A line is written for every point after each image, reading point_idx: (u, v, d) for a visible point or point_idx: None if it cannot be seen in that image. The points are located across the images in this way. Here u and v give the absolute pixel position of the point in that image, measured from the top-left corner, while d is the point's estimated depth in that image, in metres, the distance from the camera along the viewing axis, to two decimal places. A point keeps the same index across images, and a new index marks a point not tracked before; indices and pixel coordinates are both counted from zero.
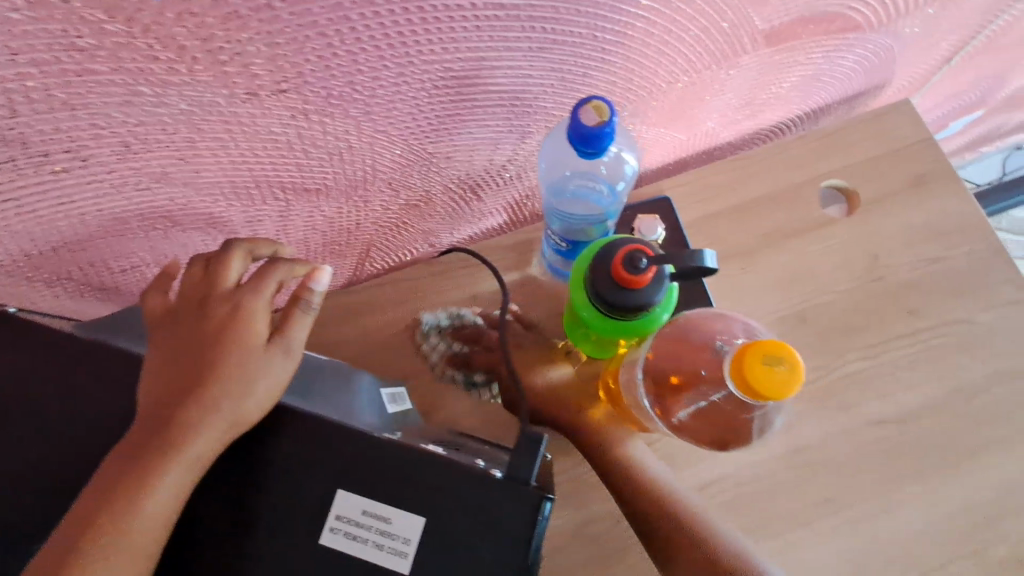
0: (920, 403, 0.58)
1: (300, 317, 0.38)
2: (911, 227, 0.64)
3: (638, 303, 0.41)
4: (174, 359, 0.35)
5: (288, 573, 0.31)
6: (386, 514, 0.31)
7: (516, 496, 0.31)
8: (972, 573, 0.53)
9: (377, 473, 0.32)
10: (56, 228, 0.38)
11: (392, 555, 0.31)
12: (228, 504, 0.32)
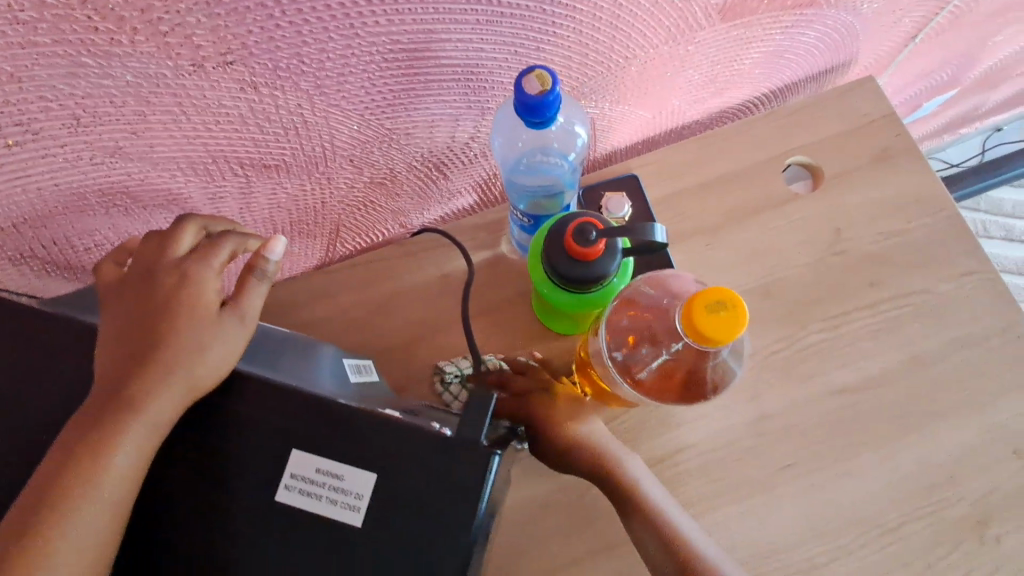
0: (878, 371, 0.59)
1: (254, 287, 0.39)
2: (873, 201, 0.65)
3: (588, 275, 0.42)
4: (130, 328, 0.36)
5: (243, 528, 0.32)
6: (339, 471, 0.32)
7: (464, 453, 0.32)
8: (927, 533, 0.55)
9: (329, 434, 0.33)
10: (16, 203, 0.39)
11: (345, 509, 0.32)
12: (184, 466, 0.34)
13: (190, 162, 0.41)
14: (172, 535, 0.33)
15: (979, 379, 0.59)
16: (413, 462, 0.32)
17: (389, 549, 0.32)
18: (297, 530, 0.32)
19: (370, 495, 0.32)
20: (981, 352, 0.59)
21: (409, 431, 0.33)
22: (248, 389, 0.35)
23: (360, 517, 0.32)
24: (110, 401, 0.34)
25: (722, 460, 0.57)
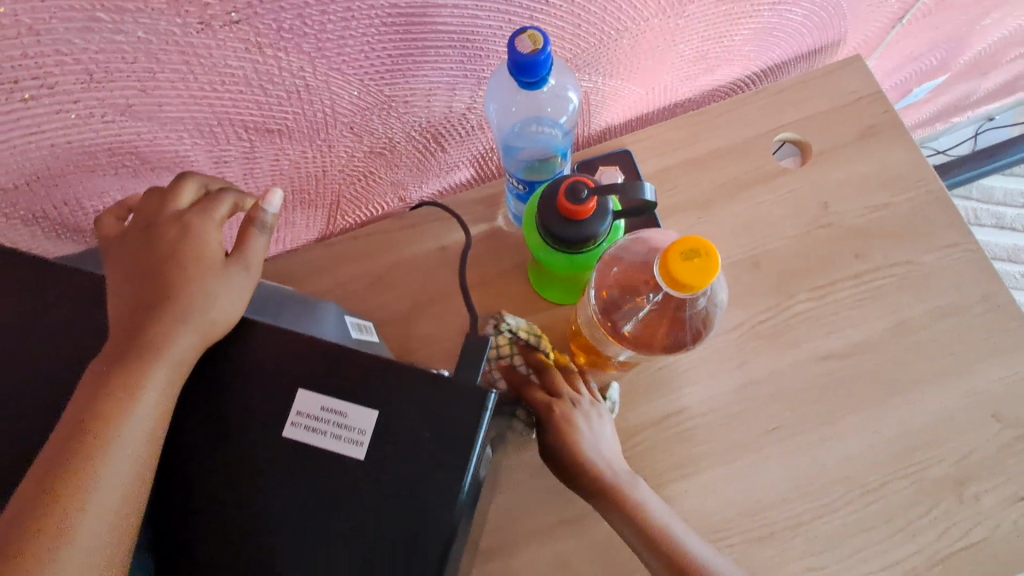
0: (863, 339, 0.61)
1: (255, 237, 0.41)
2: (859, 176, 0.66)
3: (581, 234, 0.43)
4: (137, 278, 0.38)
5: (255, 465, 0.34)
6: (342, 408, 0.34)
7: (463, 392, 0.34)
8: (908, 492, 0.57)
9: (333, 377, 0.35)
10: (30, 159, 0.40)
11: (349, 444, 0.34)
12: (197, 407, 0.35)
13: (196, 124, 0.43)
14: (185, 470, 0.35)
15: (960, 346, 0.61)
16: (412, 400, 0.34)
17: (391, 481, 0.33)
18: (303, 464, 0.34)
19: (372, 431, 0.34)
20: (962, 320, 0.61)
21: (408, 372, 0.35)
22: (256, 334, 0.37)
23: (362, 451, 0.34)
24: (122, 350, 0.35)
25: (710, 424, 0.59)
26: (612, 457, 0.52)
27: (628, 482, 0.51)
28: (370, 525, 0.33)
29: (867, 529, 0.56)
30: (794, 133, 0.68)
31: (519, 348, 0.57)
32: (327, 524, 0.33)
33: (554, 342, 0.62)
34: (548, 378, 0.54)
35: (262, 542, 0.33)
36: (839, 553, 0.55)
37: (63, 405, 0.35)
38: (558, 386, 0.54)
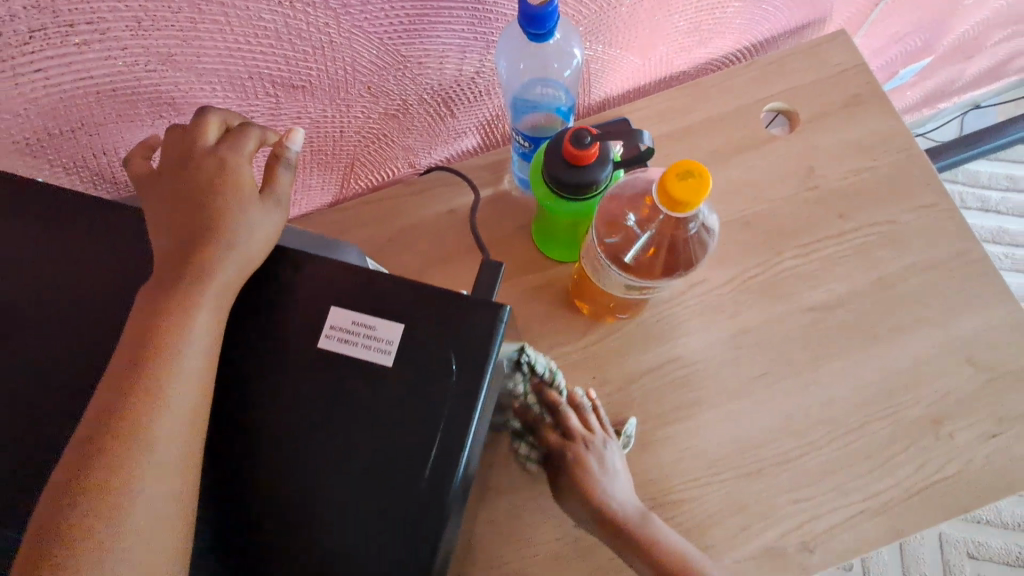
0: (846, 292, 0.65)
1: (284, 172, 0.44)
2: (844, 142, 0.70)
3: (580, 177, 0.46)
4: (176, 209, 0.41)
5: (290, 374, 0.38)
6: (371, 325, 0.37)
7: (479, 307, 0.38)
8: (887, 430, 0.61)
9: (362, 297, 0.39)
10: (77, 105, 0.43)
11: (380, 351, 0.36)
12: (239, 327, 0.39)
13: (229, 77, 0.46)
14: (230, 381, 0.38)
15: (936, 297, 0.65)
16: (432, 317, 0.38)
17: (413, 388, 0.37)
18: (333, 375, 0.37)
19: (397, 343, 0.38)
20: (939, 274, 0.65)
21: (428, 292, 0.39)
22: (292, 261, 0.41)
23: (389, 361, 0.37)
24: (166, 292, 0.38)
25: (703, 370, 0.63)
26: (624, 497, 0.56)
27: (641, 523, 0.54)
28: (394, 428, 0.36)
29: (848, 465, 0.60)
30: (784, 100, 0.72)
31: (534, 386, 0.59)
32: (356, 427, 0.37)
33: (557, 298, 0.65)
34: (561, 417, 0.58)
35: (297, 447, 0.37)
36: (823, 487, 0.59)
37: (115, 327, 0.39)
38: (569, 430, 0.58)
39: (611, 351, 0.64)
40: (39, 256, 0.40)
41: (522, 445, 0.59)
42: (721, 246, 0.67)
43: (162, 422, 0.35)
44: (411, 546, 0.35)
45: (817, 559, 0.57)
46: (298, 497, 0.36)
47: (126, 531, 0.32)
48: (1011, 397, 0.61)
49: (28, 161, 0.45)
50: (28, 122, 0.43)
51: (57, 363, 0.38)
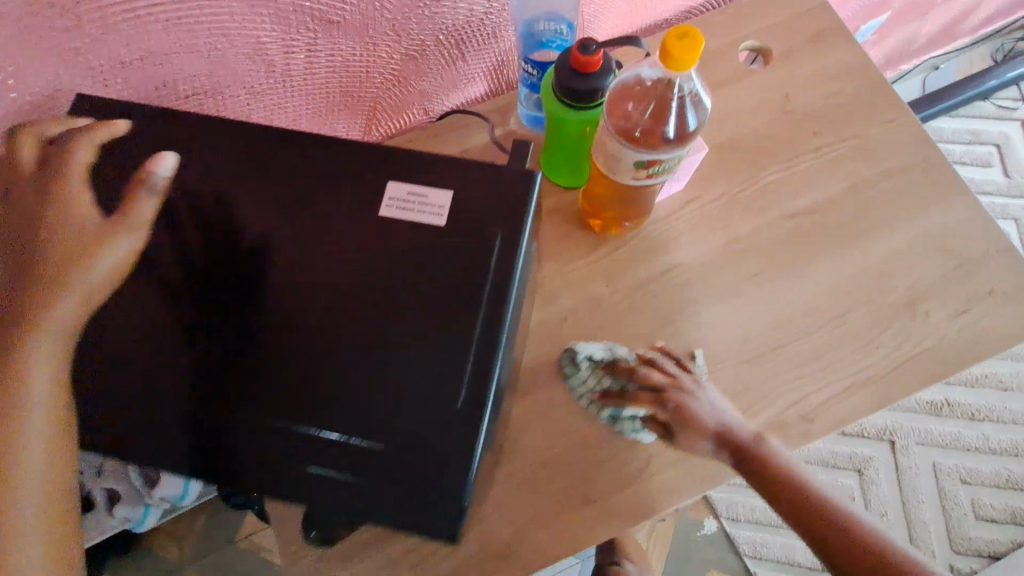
0: (825, 198, 0.72)
1: (143, 199, 0.45)
2: (816, 71, 0.77)
3: (591, 83, 0.53)
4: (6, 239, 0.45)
5: (358, 246, 0.44)
6: (426, 192, 0.44)
7: (513, 174, 0.44)
8: (870, 313, 0.68)
9: (412, 177, 0.45)
10: (147, 32, 0.48)
11: (432, 215, 0.44)
12: (305, 212, 0.45)
13: (275, 10, 0.52)
14: (305, 254, 0.44)
15: (905, 198, 0.72)
16: (477, 187, 0.44)
17: (465, 249, 0.43)
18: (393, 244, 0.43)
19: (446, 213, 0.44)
20: (905, 179, 0.73)
21: (473, 165, 0.45)
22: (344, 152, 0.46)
23: (442, 220, 0.44)
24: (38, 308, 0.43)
25: (702, 273, 0.70)
26: (725, 411, 0.62)
27: (754, 436, 0.61)
28: (451, 283, 0.43)
29: (839, 346, 0.67)
30: (759, 35, 0.79)
31: (602, 368, 0.65)
32: (417, 286, 0.43)
33: (567, 219, 0.71)
34: (643, 377, 0.63)
35: (368, 307, 0.43)
36: (818, 365, 0.66)
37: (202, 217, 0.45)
38: (652, 379, 0.63)
39: (620, 261, 0.70)
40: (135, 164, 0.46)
41: (624, 422, 0.64)
42: (712, 165, 0.74)
43: (33, 427, 0.42)
44: (473, 378, 0.42)
45: (816, 427, 0.65)
46: (374, 347, 0.43)
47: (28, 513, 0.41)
48: (978, 278, 0.69)
49: (100, 89, 0.50)
50: (105, 48, 0.48)
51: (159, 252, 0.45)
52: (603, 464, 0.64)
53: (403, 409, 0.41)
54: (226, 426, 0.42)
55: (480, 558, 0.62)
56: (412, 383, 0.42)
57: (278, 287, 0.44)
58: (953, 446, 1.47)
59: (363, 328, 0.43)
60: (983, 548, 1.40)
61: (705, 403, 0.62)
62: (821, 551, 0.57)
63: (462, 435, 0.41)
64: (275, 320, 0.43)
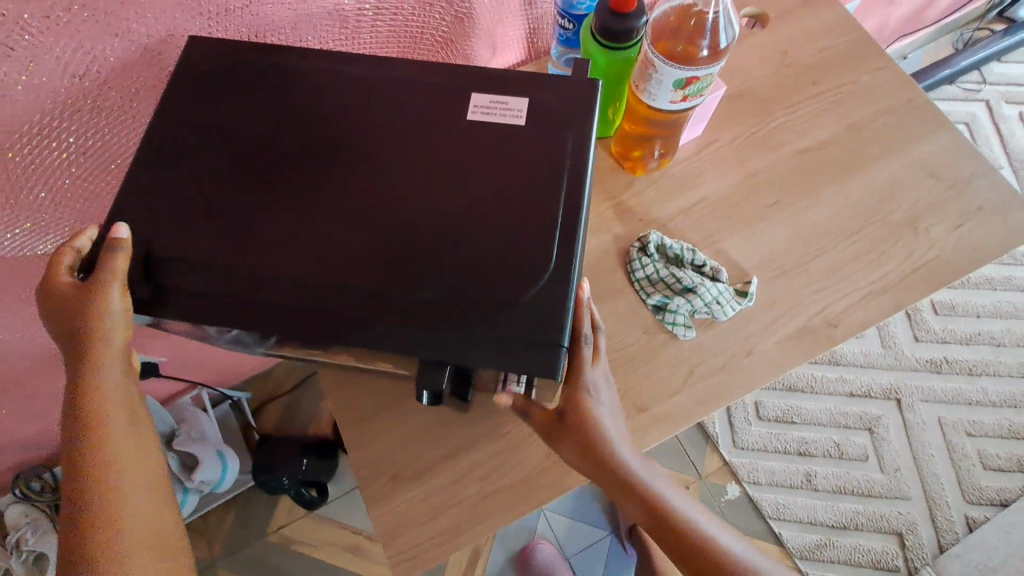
0: (827, 137, 0.81)
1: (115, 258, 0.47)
2: (809, 30, 0.86)
3: (629, 21, 0.61)
4: (57, 329, 0.50)
5: (448, 153, 0.52)
6: (506, 98, 0.53)
7: (578, 87, 0.53)
8: (876, 231, 0.76)
9: (491, 93, 0.53)
10: None
11: (513, 117, 0.52)
12: (399, 128, 0.53)
13: None
14: (401, 162, 0.51)
15: (897, 133, 0.81)
16: (550, 94, 0.52)
17: (544, 144, 0.51)
18: (480, 151, 0.51)
19: (526, 119, 0.52)
20: (896, 117, 0.82)
21: (548, 75, 0.53)
22: (430, 79, 0.54)
23: (522, 120, 0.52)
24: (77, 370, 0.50)
25: (724, 206, 0.77)
26: (612, 427, 0.60)
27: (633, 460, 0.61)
28: (533, 172, 0.51)
29: (853, 260, 0.75)
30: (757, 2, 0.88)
31: (658, 262, 0.73)
32: (504, 175, 0.51)
33: (602, 163, 0.78)
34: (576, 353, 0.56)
35: (466, 189, 0.50)
36: (835, 278, 0.74)
37: (310, 137, 0.53)
38: (584, 401, 0.59)
39: (651, 198, 0.77)
40: (251, 98, 0.54)
41: (668, 314, 0.71)
42: (726, 112, 0.82)
43: (123, 459, 0.50)
44: (562, 241, 0.49)
45: (840, 330, 0.72)
46: (474, 223, 0.49)
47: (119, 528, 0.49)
48: (968, 196, 0.77)
49: (206, 33, 0.58)
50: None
51: (271, 164, 0.52)
52: (653, 374, 0.70)
53: (504, 270, 0.48)
54: (348, 296, 0.48)
55: (548, 464, 0.67)
56: (511, 247, 0.49)
57: (379, 190, 0.51)
58: (956, 402, 1.48)
59: (464, 208, 0.50)
60: (994, 496, 1.41)
61: (616, 447, 0.59)
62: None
63: (559, 284, 0.48)
64: (381, 206, 0.50)
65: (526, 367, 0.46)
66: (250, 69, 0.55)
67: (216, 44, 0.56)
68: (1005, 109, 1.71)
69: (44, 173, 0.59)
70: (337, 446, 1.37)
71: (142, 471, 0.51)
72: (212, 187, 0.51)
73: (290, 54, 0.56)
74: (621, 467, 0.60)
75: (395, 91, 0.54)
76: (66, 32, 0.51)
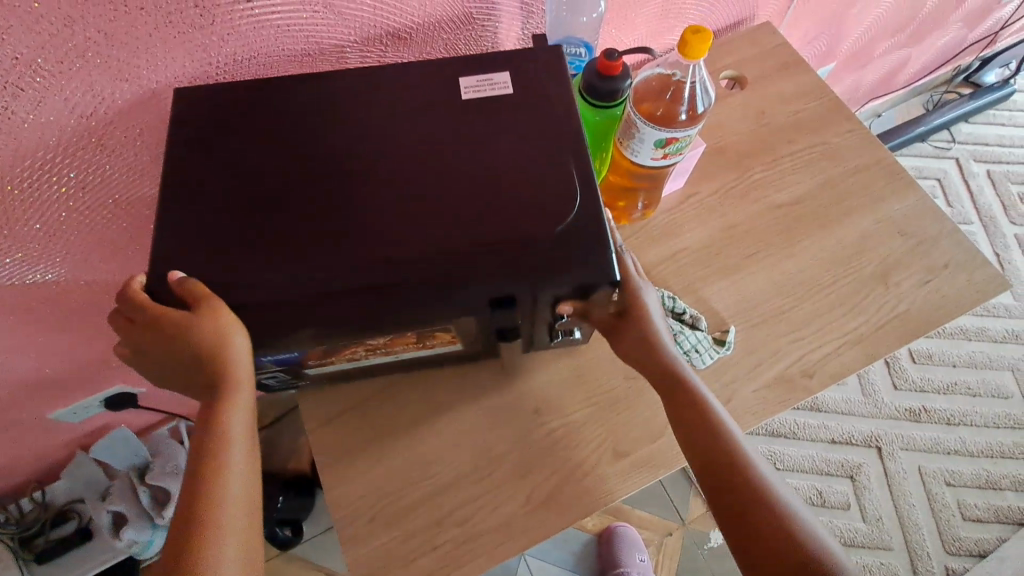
0: (801, 193, 0.85)
1: (202, 291, 0.51)
2: (782, 94, 0.92)
3: (616, 80, 0.65)
4: (167, 361, 0.55)
5: (437, 209, 0.55)
6: (490, 75, 0.61)
7: (560, 152, 0.58)
8: (848, 285, 0.79)
9: (479, 160, 0.58)
10: (260, 35, 0.59)
11: (501, 87, 0.61)
12: (390, 187, 0.56)
13: (361, 27, 0.64)
14: (394, 217, 0.55)
15: (866, 192, 0.85)
16: (535, 162, 0.57)
17: (532, 203, 0.55)
18: (466, 211, 0.55)
19: (512, 180, 0.57)
20: (867, 176, 0.86)
21: (557, 62, 0.62)
22: (423, 141, 0.59)
23: (509, 88, 0.61)
24: (212, 394, 0.55)
25: (703, 255, 0.80)
26: (661, 329, 0.64)
27: (682, 367, 0.63)
28: (521, 226, 0.55)
29: (828, 311, 0.77)
30: (736, 66, 0.93)
31: None
32: (496, 226, 0.55)
33: None
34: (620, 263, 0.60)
35: (458, 241, 0.54)
36: (809, 329, 0.76)
37: (307, 190, 0.56)
38: (638, 299, 0.62)
39: (634, 247, 0.80)
40: (255, 152, 0.58)
41: None
42: (707, 166, 0.86)
43: (238, 471, 0.53)
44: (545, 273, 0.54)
45: (816, 380, 0.73)
46: (464, 275, 0.53)
47: (226, 542, 0.50)
48: (935, 254, 0.81)
49: (213, 82, 0.61)
50: (225, 49, 0.59)
51: (270, 215, 0.55)
52: (634, 418, 0.71)
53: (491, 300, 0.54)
54: (362, 315, 0.53)
55: (527, 510, 0.66)
56: (505, 279, 0.54)
57: (373, 242, 0.54)
58: (935, 450, 1.50)
59: (455, 257, 0.53)
60: (974, 547, 1.41)
61: (667, 346, 0.63)
62: (734, 542, 0.59)
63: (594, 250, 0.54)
64: (379, 252, 0.54)
65: (590, 278, 0.54)
66: (255, 122, 0.59)
67: (223, 97, 0.59)
68: (974, 167, 1.80)
69: (42, 206, 0.62)
70: (315, 483, 1.34)
71: (250, 481, 0.54)
72: (218, 233, 0.55)
73: (295, 108, 0.60)
74: (670, 371, 0.63)
75: (393, 148, 0.58)
76: (77, 76, 0.53)
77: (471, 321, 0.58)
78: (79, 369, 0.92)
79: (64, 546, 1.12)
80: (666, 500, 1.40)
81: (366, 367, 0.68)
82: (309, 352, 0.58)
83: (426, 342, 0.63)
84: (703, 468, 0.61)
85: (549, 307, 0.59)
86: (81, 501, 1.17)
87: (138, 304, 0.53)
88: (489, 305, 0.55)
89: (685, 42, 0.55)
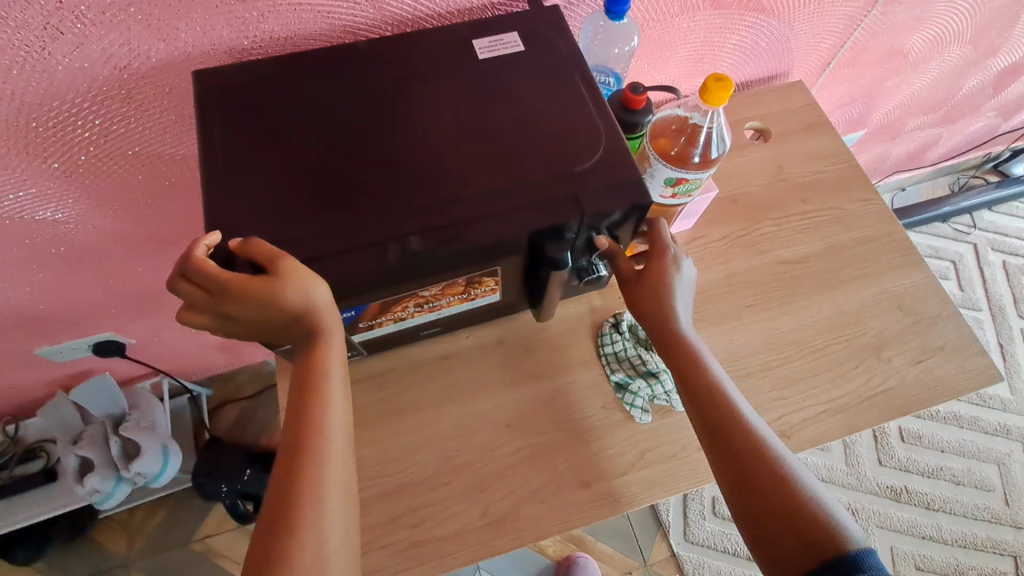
0: (807, 253, 0.85)
1: (273, 254, 0.51)
2: (805, 153, 0.92)
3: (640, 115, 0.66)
4: (246, 326, 0.55)
5: (440, 207, 0.56)
6: (501, 35, 0.65)
7: (564, 156, 0.59)
8: (840, 351, 0.79)
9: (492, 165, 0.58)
10: (300, 17, 0.61)
11: (513, 44, 0.64)
12: (397, 179, 0.57)
13: (399, 22, 0.66)
14: (401, 209, 0.56)
15: (872, 262, 0.85)
16: (550, 174, 0.58)
17: (534, 218, 0.56)
18: (469, 214, 0.56)
19: (520, 193, 0.57)
20: (874, 247, 0.86)
21: (579, 77, 0.63)
22: (439, 141, 0.59)
23: (520, 45, 0.64)
24: (306, 353, 0.56)
25: (700, 299, 0.80)
26: (683, 288, 0.64)
27: (692, 335, 0.63)
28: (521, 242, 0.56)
29: (815, 375, 0.77)
30: (761, 118, 0.94)
31: (630, 339, 0.75)
32: (491, 240, 0.56)
33: None
34: (654, 225, 0.64)
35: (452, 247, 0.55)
36: (794, 389, 0.76)
37: (318, 170, 0.57)
38: (664, 253, 0.63)
39: None
40: (276, 127, 0.59)
41: (628, 394, 0.72)
42: (718, 212, 0.87)
43: (336, 425, 0.55)
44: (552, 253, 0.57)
45: (792, 442, 0.73)
46: None
47: (330, 494, 0.52)
48: (931, 334, 0.81)
49: (250, 56, 0.63)
50: (265, 26, 0.61)
51: (280, 189, 0.56)
52: (607, 448, 0.70)
53: None
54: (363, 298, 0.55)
55: (481, 523, 0.66)
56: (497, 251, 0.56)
57: (376, 233, 0.54)
58: (909, 533, 1.47)
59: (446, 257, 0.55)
60: None
61: (678, 309, 0.63)
62: (742, 517, 0.56)
63: (619, 193, 0.57)
64: (373, 242, 0.54)
65: (626, 202, 0.57)
66: (280, 98, 0.60)
67: (255, 70, 0.61)
68: (991, 255, 1.78)
69: (63, 146, 0.63)
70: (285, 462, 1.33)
71: (347, 434, 0.56)
72: (224, 200, 0.56)
73: (320, 88, 0.61)
74: (672, 335, 0.63)
75: (407, 141, 0.59)
76: (116, 28, 0.55)
77: (514, 261, 0.60)
78: (70, 312, 0.93)
79: (26, 481, 1.13)
80: (630, 538, 1.38)
81: (391, 333, 0.69)
82: (366, 309, 0.60)
83: (472, 290, 0.64)
84: (710, 441, 0.59)
85: (579, 242, 0.61)
86: (51, 441, 1.17)
87: (203, 276, 0.52)
88: (532, 238, 0.57)
89: (708, 85, 0.57)
